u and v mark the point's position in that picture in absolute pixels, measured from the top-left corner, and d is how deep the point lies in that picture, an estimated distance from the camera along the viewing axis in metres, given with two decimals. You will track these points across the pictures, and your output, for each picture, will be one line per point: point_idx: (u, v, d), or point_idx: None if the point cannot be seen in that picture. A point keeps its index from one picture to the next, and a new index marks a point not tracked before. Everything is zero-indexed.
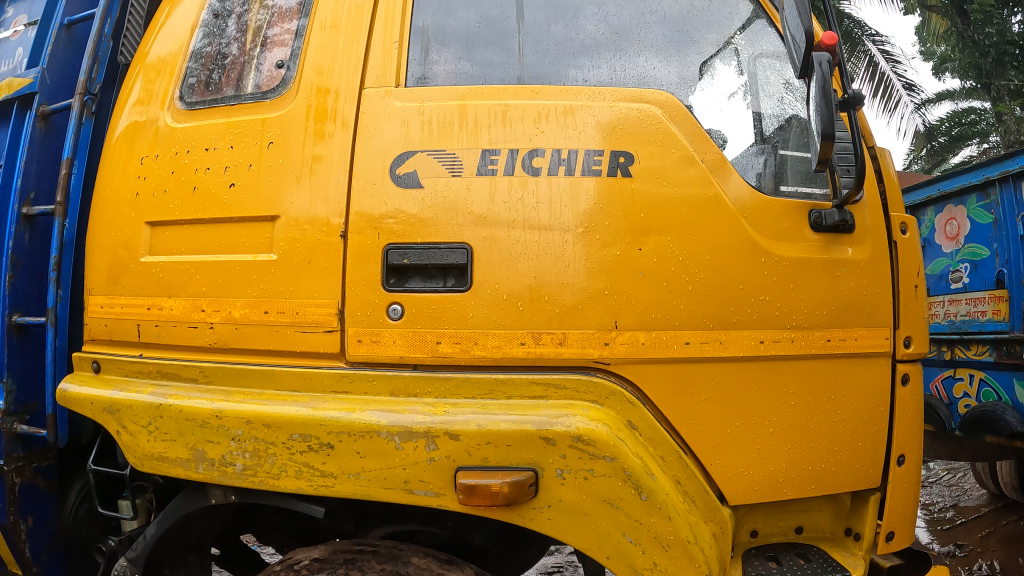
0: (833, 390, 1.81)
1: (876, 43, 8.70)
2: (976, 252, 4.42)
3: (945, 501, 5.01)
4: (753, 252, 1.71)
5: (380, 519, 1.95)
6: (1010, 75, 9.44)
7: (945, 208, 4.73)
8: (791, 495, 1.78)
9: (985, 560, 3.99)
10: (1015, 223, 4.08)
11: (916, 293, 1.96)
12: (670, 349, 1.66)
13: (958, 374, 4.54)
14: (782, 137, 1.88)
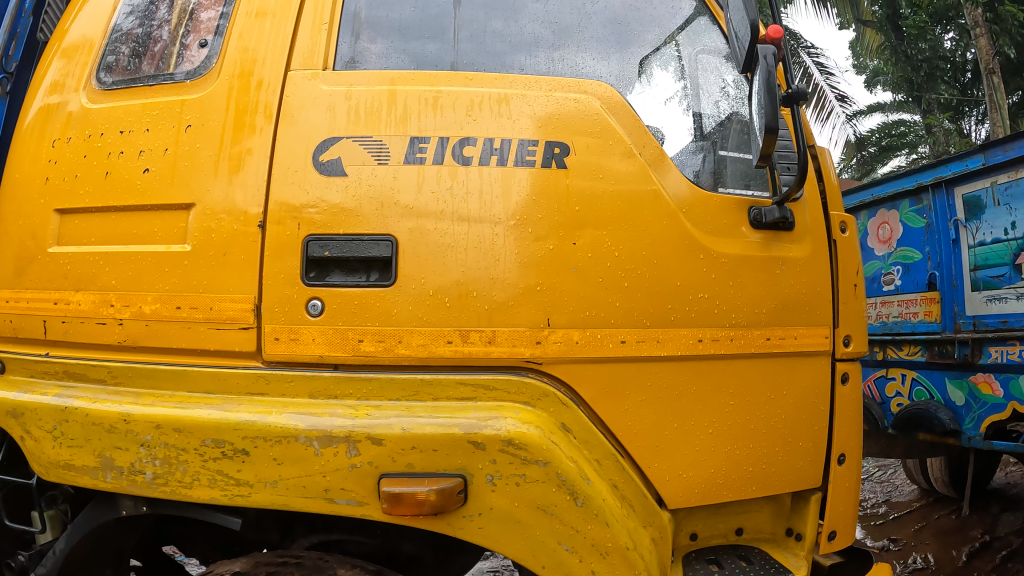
0: (773, 390, 1.75)
1: (811, 55, 8.79)
2: (908, 255, 4.43)
3: (877, 496, 5.05)
4: (691, 248, 1.64)
5: (304, 526, 1.82)
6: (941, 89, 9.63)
7: (878, 211, 4.74)
8: (732, 497, 1.70)
9: (919, 553, 4.00)
10: (947, 228, 4.11)
11: (855, 291, 1.92)
12: (605, 348, 1.58)
13: (888, 375, 4.54)
14: (720, 138, 1.82)
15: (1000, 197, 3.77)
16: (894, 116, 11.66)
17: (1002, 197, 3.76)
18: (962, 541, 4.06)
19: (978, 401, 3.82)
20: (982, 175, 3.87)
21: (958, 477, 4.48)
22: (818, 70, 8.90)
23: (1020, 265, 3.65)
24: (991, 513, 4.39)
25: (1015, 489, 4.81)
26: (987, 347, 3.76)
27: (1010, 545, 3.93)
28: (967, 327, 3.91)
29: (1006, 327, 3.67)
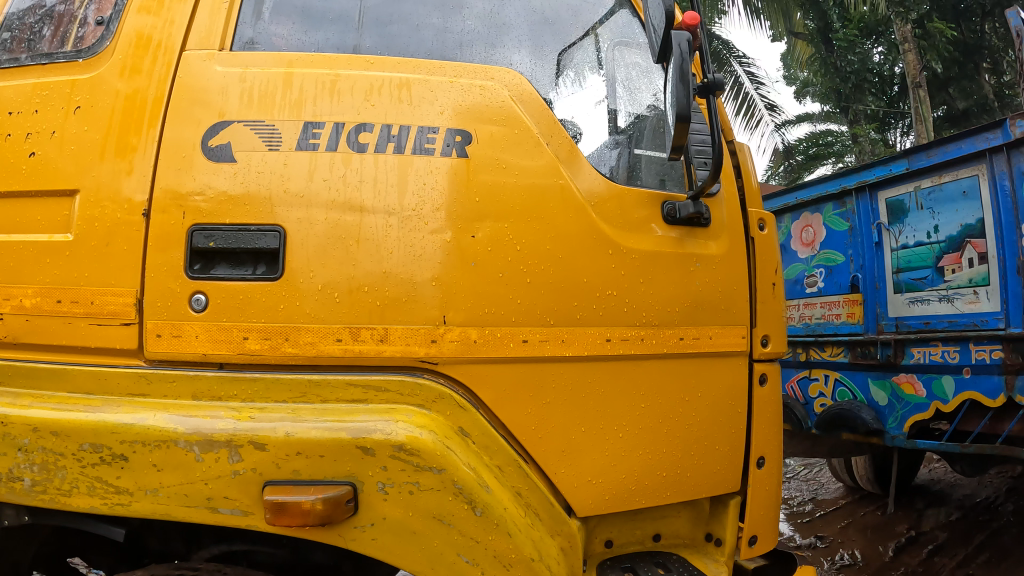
0: (687, 392, 1.69)
1: (742, 64, 8.86)
2: (831, 257, 4.44)
3: (803, 495, 5.05)
4: (600, 243, 1.57)
5: (210, 534, 1.60)
6: (868, 100, 9.76)
7: (800, 214, 4.72)
8: (645, 504, 1.63)
9: (847, 549, 3.97)
10: (870, 230, 4.12)
11: (774, 291, 1.88)
12: (505, 348, 1.50)
13: (812, 375, 4.54)
14: (635, 137, 1.77)
15: (922, 202, 3.78)
16: (823, 125, 11.85)
17: (924, 201, 3.77)
18: (888, 537, 4.08)
19: (901, 400, 3.85)
20: (905, 179, 3.87)
21: (882, 472, 4.55)
22: (749, 79, 8.97)
23: (942, 267, 3.67)
24: (915, 510, 4.43)
25: (938, 487, 4.86)
26: (910, 348, 3.77)
27: (935, 540, 3.96)
28: (890, 327, 3.95)
29: (928, 327, 3.71)
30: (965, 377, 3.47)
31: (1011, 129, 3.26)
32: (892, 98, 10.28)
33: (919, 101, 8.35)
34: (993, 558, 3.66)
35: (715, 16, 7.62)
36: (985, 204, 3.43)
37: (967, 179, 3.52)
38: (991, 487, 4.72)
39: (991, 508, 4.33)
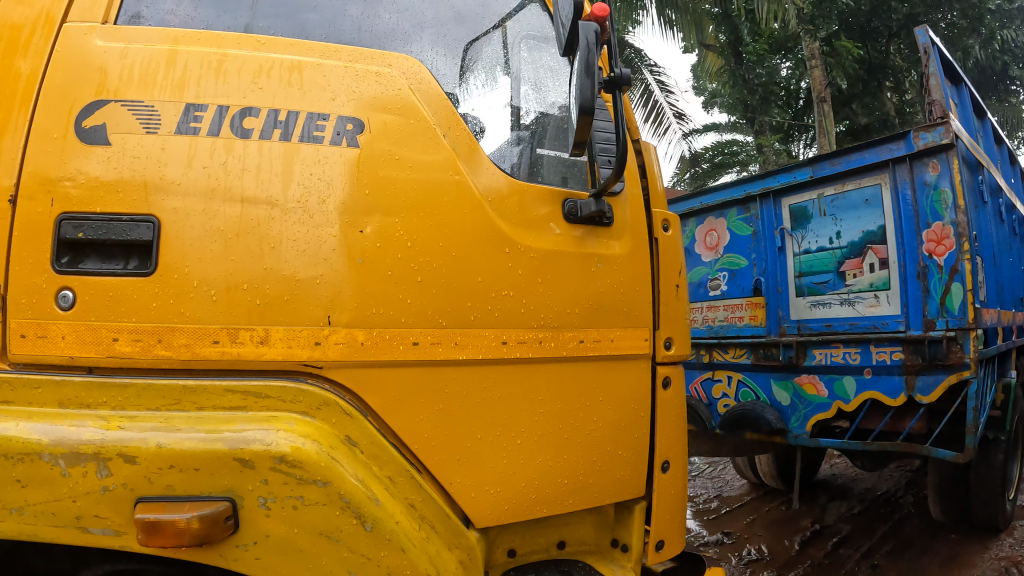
0: (588, 396, 1.63)
1: (653, 73, 8.61)
2: (734, 261, 4.09)
3: (709, 492, 4.95)
4: (496, 241, 1.50)
5: (101, 550, 1.36)
6: (774, 113, 9.95)
7: (704, 218, 4.33)
8: (547, 513, 1.57)
9: (753, 544, 3.86)
10: (774, 236, 3.88)
11: (678, 292, 1.85)
12: (394, 351, 1.40)
13: (715, 376, 4.11)
14: (536, 137, 1.70)
15: (827, 208, 3.62)
16: (727, 135, 11.97)
17: (829, 208, 3.61)
18: (794, 531, 4.02)
19: (804, 400, 3.62)
20: (811, 185, 3.70)
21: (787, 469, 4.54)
22: (659, 88, 8.75)
23: (845, 271, 3.53)
24: (819, 505, 4.47)
25: (840, 482, 4.94)
26: (813, 349, 3.60)
27: (839, 532, 3.98)
28: (794, 331, 3.72)
29: (832, 330, 3.54)
30: (866, 379, 3.36)
31: (915, 141, 3.23)
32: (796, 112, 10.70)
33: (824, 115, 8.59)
34: (897, 548, 3.70)
35: (626, 26, 7.51)
36: (887, 211, 3.35)
37: (871, 187, 3.43)
38: (891, 480, 4.90)
39: (891, 501, 4.45)
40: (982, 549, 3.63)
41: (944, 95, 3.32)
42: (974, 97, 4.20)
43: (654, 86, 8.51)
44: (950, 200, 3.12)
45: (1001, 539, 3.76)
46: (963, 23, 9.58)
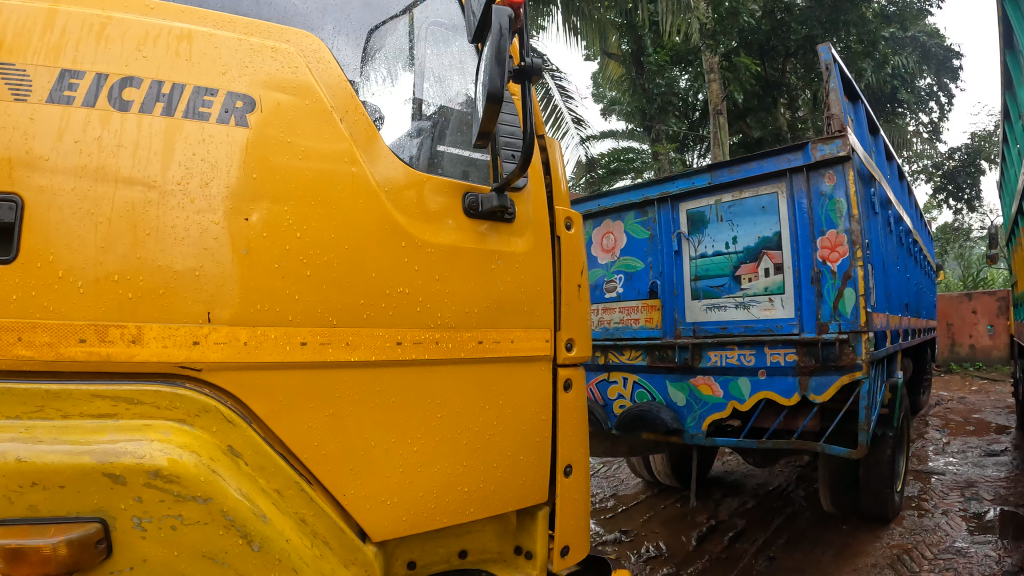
0: (488, 400, 1.55)
1: (554, 78, 8.30)
2: (631, 265, 3.77)
3: (604, 491, 4.81)
4: (392, 233, 1.39)
5: None
6: (670, 122, 10.06)
7: (601, 220, 3.95)
8: (447, 523, 1.46)
9: (650, 542, 3.73)
10: (670, 239, 3.57)
11: (578, 292, 1.83)
12: (281, 352, 1.25)
13: (609, 378, 3.70)
14: (438, 132, 1.61)
15: (724, 215, 3.36)
16: (625, 142, 12.05)
17: (726, 214, 3.35)
18: (689, 527, 3.94)
19: (701, 400, 3.31)
20: (709, 192, 3.41)
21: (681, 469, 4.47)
22: (559, 93, 8.47)
23: (740, 276, 3.30)
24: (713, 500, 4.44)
25: (734, 477, 4.98)
26: (708, 351, 3.32)
27: (734, 527, 3.94)
28: (690, 333, 3.44)
29: (726, 333, 3.29)
30: (760, 380, 3.15)
31: (812, 152, 3.05)
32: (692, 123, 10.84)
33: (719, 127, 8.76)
34: (792, 540, 3.73)
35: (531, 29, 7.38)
36: (782, 219, 3.16)
37: (768, 196, 3.21)
38: (782, 476, 5.03)
39: (783, 496, 4.54)
40: (874, 538, 3.73)
41: (843, 109, 3.22)
42: (869, 113, 4.22)
43: (559, 92, 8.42)
44: (844, 209, 2.97)
45: (891, 529, 3.86)
46: (858, 46, 9.50)
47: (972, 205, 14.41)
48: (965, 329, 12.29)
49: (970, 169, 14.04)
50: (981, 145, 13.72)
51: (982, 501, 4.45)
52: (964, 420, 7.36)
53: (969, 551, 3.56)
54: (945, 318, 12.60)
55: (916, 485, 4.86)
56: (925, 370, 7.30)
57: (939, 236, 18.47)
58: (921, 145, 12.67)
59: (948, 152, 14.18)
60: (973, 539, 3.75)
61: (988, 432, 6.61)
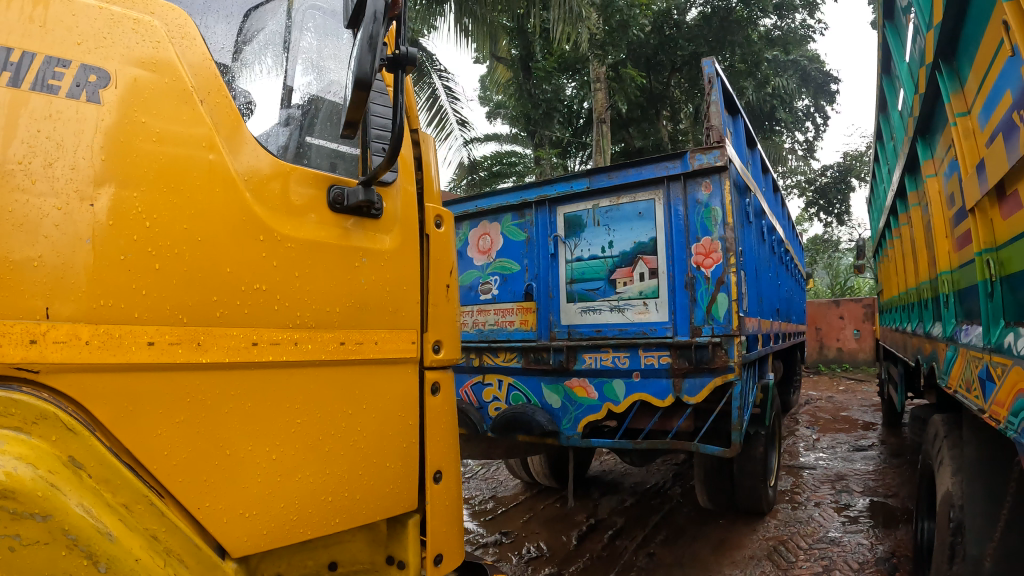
0: (351, 404, 1.49)
1: (442, 79, 8.20)
2: (506, 266, 3.71)
3: (484, 493, 4.78)
4: (250, 226, 1.32)
5: None
6: (553, 127, 10.12)
7: (477, 221, 3.87)
8: (310, 535, 1.40)
9: (531, 543, 3.71)
10: (547, 242, 3.54)
11: (447, 292, 1.80)
12: (127, 353, 1.15)
13: (485, 381, 3.67)
14: (308, 121, 1.56)
15: (601, 219, 3.36)
16: (509, 146, 12.07)
17: (603, 219, 3.35)
18: (569, 527, 3.94)
19: (575, 403, 3.32)
20: (587, 196, 3.41)
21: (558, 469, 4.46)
22: (446, 94, 8.40)
23: (616, 280, 3.31)
24: (591, 500, 4.45)
25: (611, 477, 5.03)
26: (582, 353, 3.32)
27: (612, 526, 3.95)
28: (564, 336, 3.43)
29: (601, 336, 3.31)
30: (635, 382, 3.17)
31: (690, 161, 3.10)
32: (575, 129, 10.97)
33: (602, 135, 8.84)
34: (670, 536, 3.78)
35: (421, 29, 7.30)
36: (659, 226, 3.18)
37: (645, 202, 3.24)
38: (658, 474, 5.11)
39: (659, 493, 4.61)
40: (750, 531, 3.82)
41: (722, 121, 3.28)
42: (746, 126, 4.30)
43: (445, 94, 8.36)
44: (719, 217, 3.02)
45: (766, 522, 3.97)
46: (740, 65, 10.02)
47: (841, 217, 15.05)
48: (832, 333, 12.83)
49: (840, 185, 14.66)
50: (851, 163, 14.33)
51: (851, 492, 4.63)
52: (831, 418, 7.66)
53: (842, 540, 3.70)
54: (814, 323, 13.10)
55: (789, 479, 5.02)
56: (795, 372, 7.56)
57: (810, 246, 19.22)
58: (796, 160, 13.14)
59: (821, 169, 14.74)
60: (845, 528, 3.91)
61: (854, 430, 6.89)
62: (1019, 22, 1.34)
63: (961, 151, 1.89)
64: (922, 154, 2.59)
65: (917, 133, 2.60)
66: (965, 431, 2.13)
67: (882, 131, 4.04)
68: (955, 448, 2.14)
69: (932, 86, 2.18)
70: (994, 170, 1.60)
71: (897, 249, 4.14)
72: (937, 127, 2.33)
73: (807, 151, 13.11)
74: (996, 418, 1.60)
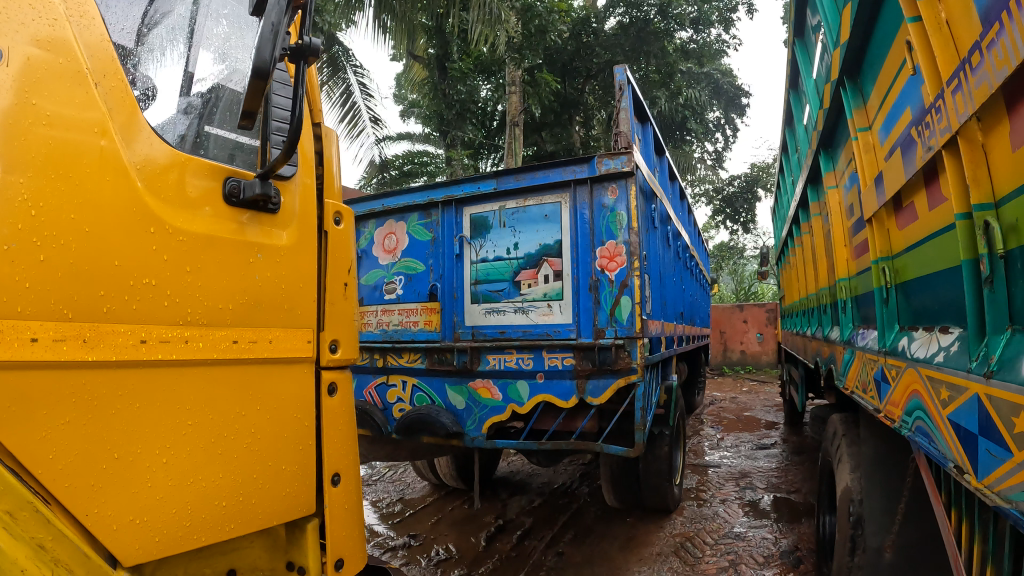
0: (245, 405, 1.45)
1: (357, 74, 8.05)
2: (411, 266, 3.68)
3: (390, 495, 4.73)
4: (141, 218, 1.27)
5: None
6: (466, 129, 10.09)
7: (383, 219, 3.80)
8: (204, 541, 1.36)
9: (440, 545, 3.68)
10: (452, 242, 3.50)
11: (345, 291, 1.79)
12: (10, 350, 1.09)
13: (388, 382, 3.59)
14: (208, 109, 1.51)
15: (507, 220, 3.36)
16: (421, 145, 12.01)
17: (509, 220, 3.35)
18: (477, 528, 3.92)
19: (480, 403, 3.29)
20: (493, 197, 3.40)
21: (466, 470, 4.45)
22: (360, 91, 8.29)
23: (520, 281, 3.32)
24: (499, 501, 4.45)
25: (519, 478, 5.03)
26: (486, 354, 3.28)
27: (521, 526, 3.95)
28: (468, 337, 3.42)
29: (505, 337, 3.31)
30: (538, 382, 3.17)
31: (597, 165, 3.13)
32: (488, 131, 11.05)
33: (514, 138, 8.85)
34: (579, 535, 3.80)
35: (339, 23, 7.16)
36: (564, 228, 3.21)
37: (552, 205, 3.25)
38: (566, 474, 5.14)
39: (568, 493, 4.64)
40: (657, 528, 3.88)
41: (631, 128, 3.31)
42: (656, 134, 4.35)
43: (359, 91, 8.25)
44: (624, 222, 3.07)
45: (672, 519, 4.04)
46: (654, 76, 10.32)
47: (746, 225, 15.43)
48: (736, 336, 13.15)
49: (747, 195, 15.03)
50: (756, 175, 14.67)
51: (755, 489, 4.74)
52: (735, 418, 7.85)
53: (748, 535, 3.79)
54: (719, 326, 13.40)
55: (694, 477, 5.11)
56: (700, 372, 7.72)
57: (716, 252, 19.63)
58: (705, 171, 13.39)
59: (728, 179, 15.06)
60: (749, 523, 4.00)
61: (757, 428, 7.08)
62: (920, 45, 1.33)
63: (861, 164, 1.96)
64: (824, 167, 2.67)
65: (820, 146, 2.67)
66: (863, 429, 2.20)
67: (788, 143, 4.15)
68: (853, 445, 2.20)
69: (835, 100, 2.24)
70: (891, 182, 1.66)
71: (799, 257, 4.26)
72: (839, 141, 2.39)
73: (716, 159, 13.39)
74: (890, 418, 1.66)
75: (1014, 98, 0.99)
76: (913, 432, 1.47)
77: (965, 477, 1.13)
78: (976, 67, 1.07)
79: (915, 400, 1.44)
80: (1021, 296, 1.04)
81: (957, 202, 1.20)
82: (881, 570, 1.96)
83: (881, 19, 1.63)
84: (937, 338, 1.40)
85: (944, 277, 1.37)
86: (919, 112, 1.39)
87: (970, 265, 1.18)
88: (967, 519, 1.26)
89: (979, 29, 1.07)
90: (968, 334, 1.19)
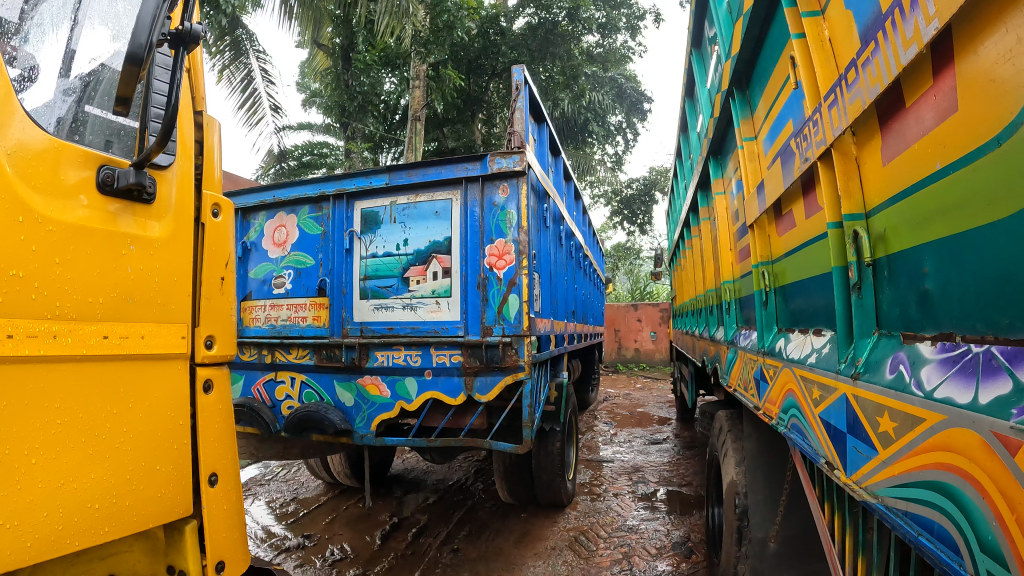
0: (117, 404, 1.40)
1: (258, 58, 7.79)
2: (301, 260, 3.59)
3: (284, 494, 4.64)
4: (10, 206, 1.20)
5: None
6: (368, 122, 9.95)
7: (274, 212, 3.71)
8: (75, 545, 1.30)
9: (335, 544, 3.63)
10: (342, 237, 3.44)
11: (220, 286, 1.76)
12: None
13: (277, 378, 3.52)
14: (87, 92, 1.45)
15: (398, 216, 3.32)
16: (321, 136, 11.84)
17: (400, 215, 3.32)
18: (373, 527, 3.89)
19: (368, 400, 3.25)
20: (385, 192, 3.35)
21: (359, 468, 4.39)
22: (261, 76, 8.07)
23: (409, 278, 3.29)
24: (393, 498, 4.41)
25: (413, 476, 5.00)
26: (375, 351, 3.26)
27: (417, 523, 3.93)
28: (357, 333, 3.34)
29: (392, 334, 3.27)
30: (426, 380, 3.16)
31: (489, 164, 3.16)
32: (389, 125, 11.01)
33: (414, 133, 8.79)
34: (473, 532, 3.80)
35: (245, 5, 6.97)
36: (454, 225, 3.22)
37: (443, 202, 3.25)
38: (460, 471, 5.14)
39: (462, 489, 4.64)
40: (551, 523, 3.92)
41: (525, 128, 3.33)
42: (550, 135, 4.38)
43: (261, 77, 8.05)
44: (514, 220, 3.11)
45: (565, 513, 4.08)
46: (558, 77, 10.32)
47: (643, 226, 15.73)
48: (630, 334, 13.37)
49: (644, 198, 15.27)
50: (656, 177, 14.97)
51: (647, 482, 4.83)
52: (630, 414, 7.99)
53: (640, 528, 3.86)
54: (613, 324, 13.63)
55: (588, 472, 5.18)
56: (593, 370, 7.84)
57: (612, 252, 19.87)
58: (606, 172, 13.55)
59: (627, 181, 15.23)
60: (642, 516, 4.06)
61: (649, 424, 7.23)
62: (803, 60, 1.36)
63: (746, 172, 2.02)
64: (714, 172, 2.72)
65: (710, 153, 2.73)
66: (746, 425, 2.25)
67: (682, 148, 4.22)
68: (737, 441, 2.27)
69: (724, 109, 2.30)
70: (772, 190, 1.70)
71: (690, 260, 4.35)
72: (727, 150, 2.47)
73: (616, 162, 13.56)
74: (768, 415, 1.70)
75: (886, 113, 1.03)
76: (789, 428, 1.51)
77: (835, 473, 1.17)
78: (852, 83, 1.11)
79: (791, 399, 1.48)
80: (888, 302, 1.08)
81: (830, 212, 1.24)
82: (767, 560, 2.01)
83: (769, 36, 1.68)
84: (810, 339, 1.45)
85: (818, 282, 1.42)
86: (800, 123, 1.44)
87: (840, 272, 1.23)
88: (838, 512, 1.30)
89: (857, 46, 1.11)
90: (837, 336, 1.23)
